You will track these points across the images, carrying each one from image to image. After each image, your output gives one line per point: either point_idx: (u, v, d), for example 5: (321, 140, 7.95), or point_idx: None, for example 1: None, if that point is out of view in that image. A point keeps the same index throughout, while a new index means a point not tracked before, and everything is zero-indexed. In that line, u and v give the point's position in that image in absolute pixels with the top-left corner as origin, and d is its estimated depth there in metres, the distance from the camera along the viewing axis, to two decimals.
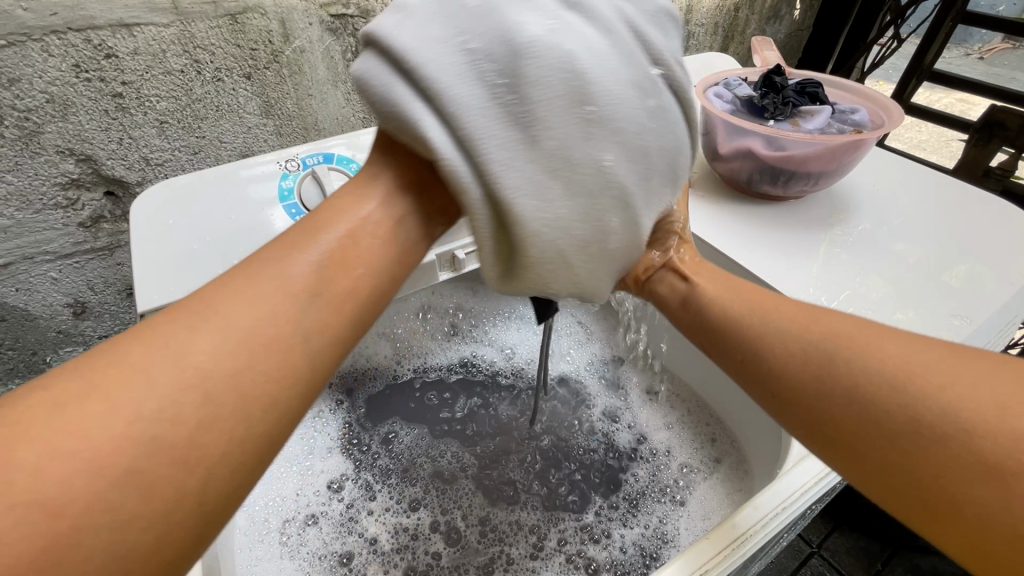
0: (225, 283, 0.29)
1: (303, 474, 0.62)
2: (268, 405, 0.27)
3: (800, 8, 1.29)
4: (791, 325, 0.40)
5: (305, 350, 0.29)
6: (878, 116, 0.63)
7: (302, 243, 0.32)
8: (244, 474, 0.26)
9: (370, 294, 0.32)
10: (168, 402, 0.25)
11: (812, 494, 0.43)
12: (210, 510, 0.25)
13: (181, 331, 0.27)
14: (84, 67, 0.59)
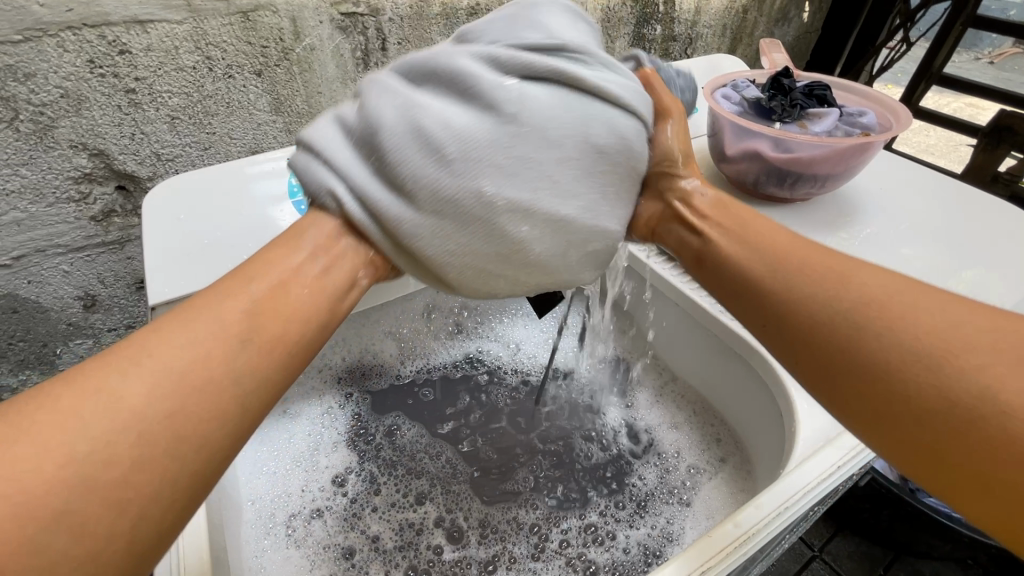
0: (160, 329, 0.30)
1: (309, 470, 0.62)
2: (200, 445, 0.29)
3: (808, 11, 1.29)
4: (815, 273, 0.36)
5: (237, 391, 0.30)
6: (887, 119, 0.63)
7: (238, 290, 0.33)
8: (177, 511, 0.28)
9: (303, 338, 0.34)
10: (103, 441, 0.26)
11: (816, 494, 0.43)
12: (143, 543, 0.27)
13: (116, 372, 0.28)
14: (98, 63, 0.60)
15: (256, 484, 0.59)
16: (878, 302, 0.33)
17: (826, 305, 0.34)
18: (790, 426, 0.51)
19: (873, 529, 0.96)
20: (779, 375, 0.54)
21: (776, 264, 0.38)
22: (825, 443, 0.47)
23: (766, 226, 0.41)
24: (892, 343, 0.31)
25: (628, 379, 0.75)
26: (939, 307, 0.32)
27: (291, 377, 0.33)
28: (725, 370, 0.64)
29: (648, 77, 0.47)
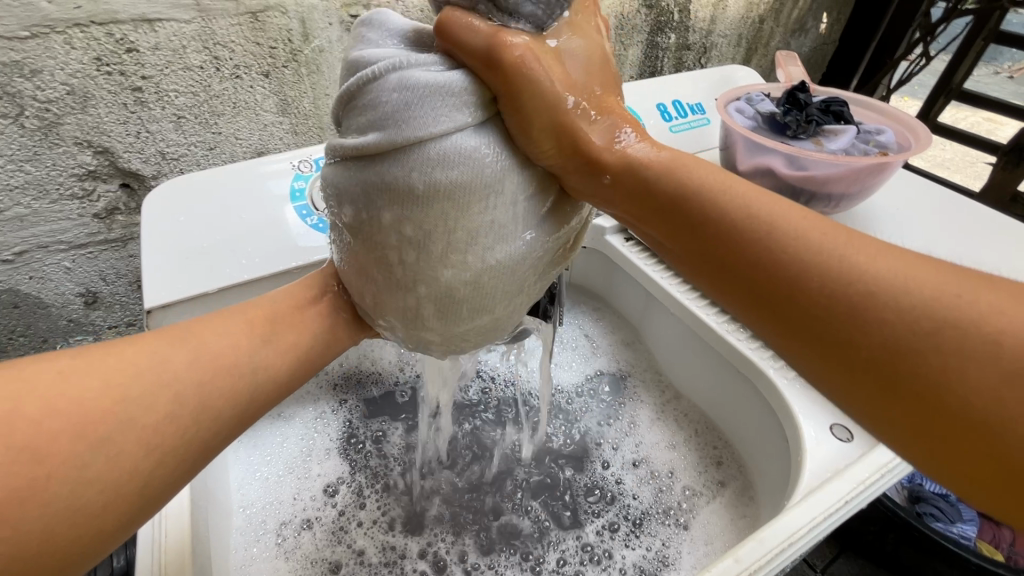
0: (207, 319, 0.37)
1: (300, 478, 0.61)
2: (214, 415, 0.34)
3: (826, 22, 1.27)
4: (821, 255, 0.29)
5: (252, 379, 0.36)
6: (905, 138, 0.61)
7: (262, 306, 0.40)
8: (185, 466, 0.32)
9: (309, 354, 0.40)
10: (149, 390, 0.31)
11: (820, 531, 0.42)
12: (154, 483, 0.31)
13: (163, 344, 0.34)
14: (105, 61, 0.60)
15: (246, 490, 0.59)
16: (896, 293, 0.27)
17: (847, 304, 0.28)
18: (796, 453, 0.49)
19: (877, 552, 0.93)
20: (786, 400, 0.53)
21: (772, 245, 0.30)
22: (831, 474, 0.45)
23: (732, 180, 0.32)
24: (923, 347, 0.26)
25: (630, 394, 0.73)
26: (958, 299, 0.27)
27: (291, 386, 0.39)
28: (725, 389, 0.63)
29: (444, 28, 0.31)
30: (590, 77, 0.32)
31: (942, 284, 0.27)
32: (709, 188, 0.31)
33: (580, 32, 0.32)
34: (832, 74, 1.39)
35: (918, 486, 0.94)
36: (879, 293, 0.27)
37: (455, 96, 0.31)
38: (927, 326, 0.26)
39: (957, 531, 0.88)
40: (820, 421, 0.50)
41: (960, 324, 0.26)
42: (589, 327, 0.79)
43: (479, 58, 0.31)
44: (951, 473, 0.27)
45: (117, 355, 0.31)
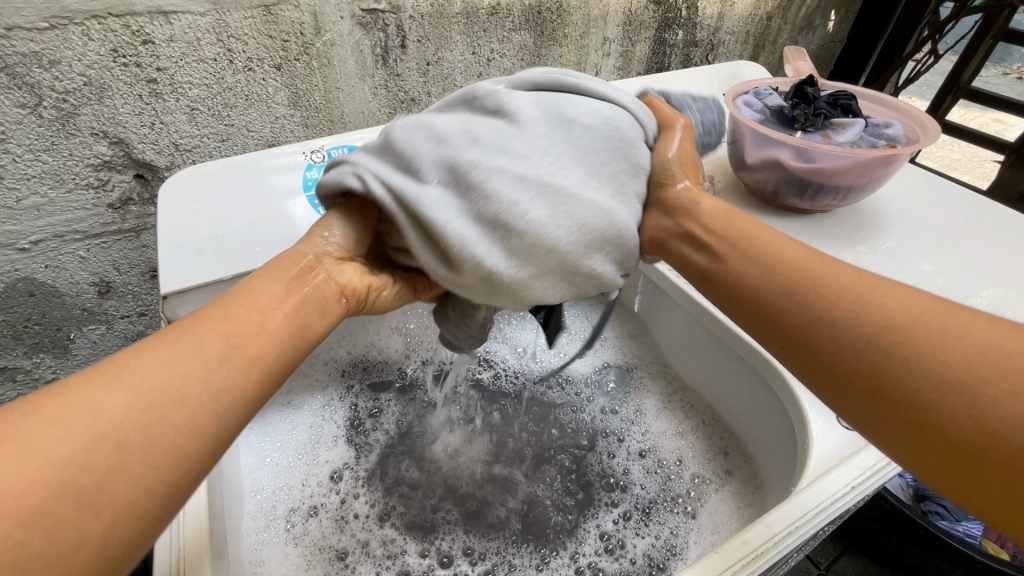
0: (142, 345, 0.31)
1: (308, 464, 0.62)
2: (176, 457, 0.28)
3: (833, 20, 1.27)
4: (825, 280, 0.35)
5: (217, 407, 0.30)
6: (913, 132, 0.61)
7: (215, 316, 0.34)
8: (150, 523, 0.27)
9: (281, 360, 0.35)
10: (82, 449, 0.26)
11: (825, 516, 0.42)
12: (115, 553, 0.26)
13: (94, 386, 0.28)
14: (122, 52, 0.61)
15: (257, 475, 0.59)
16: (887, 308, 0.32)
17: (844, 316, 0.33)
18: (803, 442, 0.49)
19: (880, 550, 0.94)
20: (790, 389, 0.53)
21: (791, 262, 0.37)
22: (837, 461, 0.45)
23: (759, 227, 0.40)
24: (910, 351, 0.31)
25: (635, 385, 0.74)
26: (950, 316, 0.31)
27: (268, 398, 0.34)
28: (730, 379, 0.63)
29: (651, 100, 0.50)
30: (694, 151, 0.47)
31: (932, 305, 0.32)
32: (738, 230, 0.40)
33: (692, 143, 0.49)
34: (840, 72, 1.39)
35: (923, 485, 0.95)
36: (875, 307, 0.33)
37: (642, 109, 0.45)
38: (911, 333, 0.31)
39: (962, 528, 0.88)
40: (826, 411, 0.50)
41: (944, 334, 0.30)
42: (595, 319, 0.80)
43: (661, 120, 0.48)
44: (936, 470, 0.30)
45: (36, 413, 0.26)
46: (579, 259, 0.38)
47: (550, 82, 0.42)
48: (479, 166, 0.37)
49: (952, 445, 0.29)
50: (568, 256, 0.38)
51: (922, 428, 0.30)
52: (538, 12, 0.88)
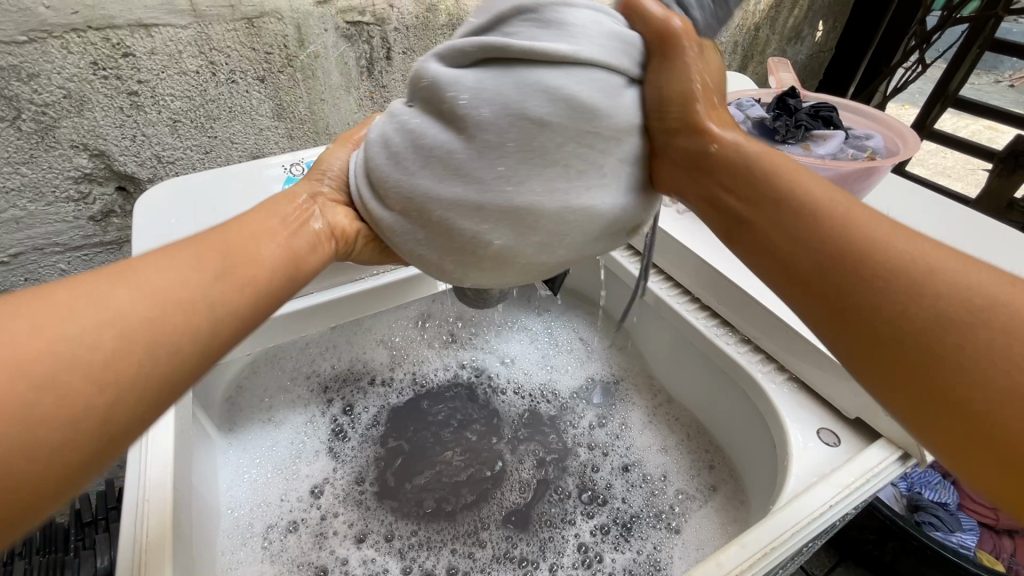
0: (146, 254, 0.33)
1: (288, 480, 0.61)
2: (174, 350, 0.30)
3: (822, 30, 1.28)
4: (900, 256, 0.29)
5: (213, 312, 0.32)
6: (894, 144, 0.61)
7: (213, 239, 0.36)
8: (150, 404, 0.29)
9: (271, 283, 0.37)
10: (89, 330, 0.27)
11: (804, 535, 0.41)
12: (115, 424, 0.27)
13: (102, 282, 0.29)
14: (102, 65, 0.60)
15: (234, 492, 0.58)
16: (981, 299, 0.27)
17: (929, 304, 0.28)
18: (783, 460, 0.49)
19: (875, 560, 0.93)
20: (773, 404, 0.53)
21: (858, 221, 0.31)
22: (817, 479, 0.45)
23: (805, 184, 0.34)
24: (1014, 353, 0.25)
25: (620, 398, 0.73)
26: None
27: (258, 320, 0.36)
28: (712, 390, 0.63)
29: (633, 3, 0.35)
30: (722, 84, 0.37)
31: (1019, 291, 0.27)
32: (787, 179, 0.33)
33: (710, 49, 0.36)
34: (829, 82, 1.39)
35: (917, 494, 0.94)
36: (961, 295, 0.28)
37: (627, 47, 0.33)
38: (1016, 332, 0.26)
39: (956, 540, 0.88)
40: (807, 426, 0.50)
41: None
42: (582, 330, 0.79)
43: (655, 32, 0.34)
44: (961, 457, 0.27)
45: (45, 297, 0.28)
46: (573, 256, 0.37)
47: (501, 45, 0.32)
48: (433, 201, 0.35)
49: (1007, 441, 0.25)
50: (552, 265, 0.38)
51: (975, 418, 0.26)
52: None
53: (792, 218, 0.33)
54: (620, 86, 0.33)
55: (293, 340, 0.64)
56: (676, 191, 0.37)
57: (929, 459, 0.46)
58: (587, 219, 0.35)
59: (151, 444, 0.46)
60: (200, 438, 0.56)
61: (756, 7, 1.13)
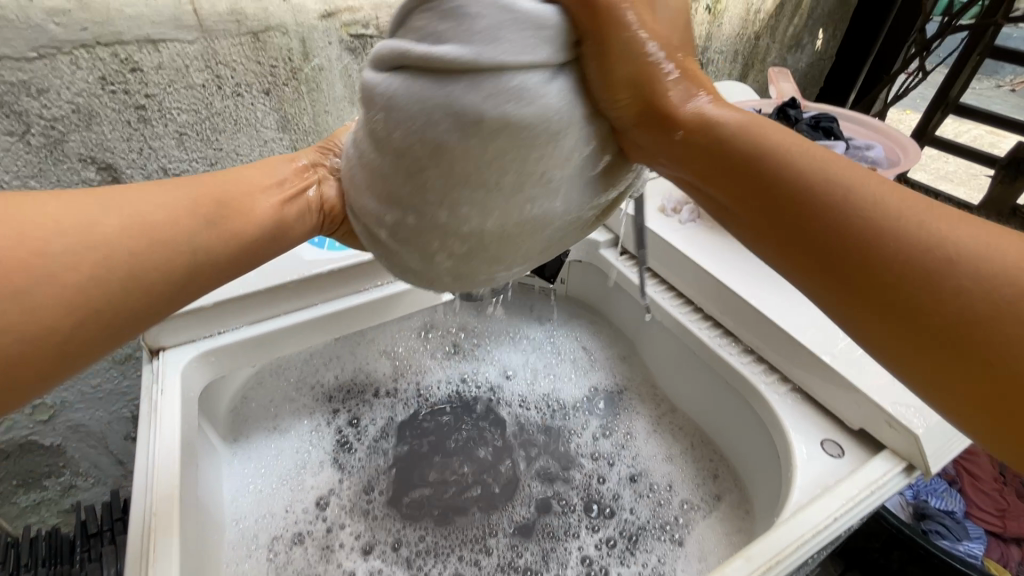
0: (147, 186, 0.36)
1: (293, 490, 0.62)
2: (144, 281, 0.33)
3: (822, 38, 1.28)
4: (921, 221, 0.25)
5: (190, 254, 0.35)
6: (894, 154, 0.62)
7: (214, 183, 0.39)
8: (110, 325, 0.32)
9: (254, 240, 0.39)
10: (74, 247, 0.30)
11: (810, 549, 0.41)
12: (74, 337, 0.30)
13: (97, 202, 0.32)
14: (110, 80, 0.61)
15: (238, 504, 0.59)
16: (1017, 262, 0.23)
17: (962, 275, 0.24)
18: (787, 471, 0.49)
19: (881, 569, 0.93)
20: (777, 415, 0.53)
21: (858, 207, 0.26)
22: (821, 491, 0.45)
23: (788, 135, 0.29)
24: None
25: (624, 407, 0.73)
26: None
27: (229, 272, 0.38)
28: (715, 399, 0.63)
29: None
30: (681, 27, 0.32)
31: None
32: (773, 159, 0.28)
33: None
34: (829, 88, 1.40)
35: (923, 503, 0.93)
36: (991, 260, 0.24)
37: (544, 32, 0.29)
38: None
39: (963, 548, 0.87)
40: (811, 437, 0.50)
41: None
42: (585, 339, 0.79)
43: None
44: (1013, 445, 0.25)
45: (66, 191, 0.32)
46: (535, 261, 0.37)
47: (411, 63, 0.31)
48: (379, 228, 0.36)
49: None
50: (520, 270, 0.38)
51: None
52: None
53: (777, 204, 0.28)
54: (538, 86, 0.29)
55: (298, 352, 0.64)
56: (649, 159, 0.33)
57: (933, 470, 0.46)
58: (530, 230, 0.34)
59: (159, 457, 0.46)
60: (206, 451, 0.56)
61: (756, 17, 1.14)
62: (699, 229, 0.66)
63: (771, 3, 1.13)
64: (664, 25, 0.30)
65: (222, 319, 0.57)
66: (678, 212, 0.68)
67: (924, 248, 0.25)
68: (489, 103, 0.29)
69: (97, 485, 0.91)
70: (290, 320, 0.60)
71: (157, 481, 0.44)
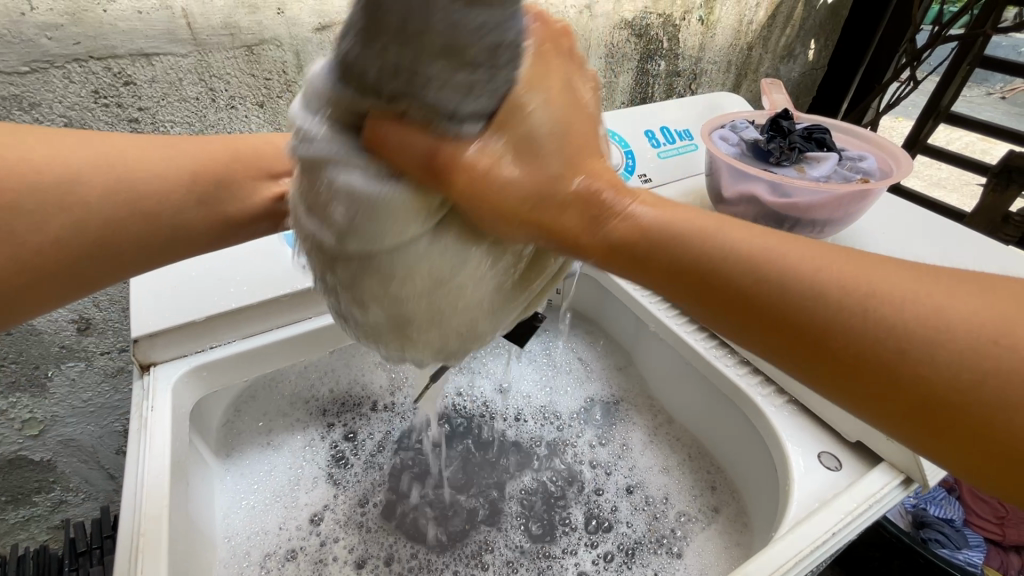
0: (164, 146, 0.44)
1: (286, 507, 0.61)
2: (139, 227, 0.41)
3: (814, 48, 1.30)
4: (850, 314, 0.28)
5: (178, 215, 0.43)
6: (887, 164, 0.62)
7: (218, 157, 0.47)
8: (103, 258, 0.40)
9: (241, 215, 0.47)
10: (91, 187, 0.39)
11: (808, 563, 0.41)
12: (73, 260, 0.39)
13: (122, 153, 0.41)
14: (103, 94, 0.61)
15: (231, 520, 0.58)
16: (952, 321, 0.26)
17: (901, 351, 0.27)
18: (784, 483, 0.49)
19: None
20: (775, 427, 0.52)
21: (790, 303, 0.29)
22: (819, 505, 0.44)
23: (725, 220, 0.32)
24: (1016, 373, 0.25)
25: (621, 418, 0.73)
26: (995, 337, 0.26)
27: (209, 238, 0.46)
28: (710, 409, 0.63)
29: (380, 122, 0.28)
30: (563, 127, 0.29)
31: (966, 288, 0.28)
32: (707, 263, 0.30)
33: (534, 91, 0.28)
34: (822, 98, 1.41)
35: (922, 511, 0.93)
36: (933, 325, 0.27)
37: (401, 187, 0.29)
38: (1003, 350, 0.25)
39: (963, 557, 0.87)
40: (809, 449, 0.50)
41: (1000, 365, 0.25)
42: (581, 350, 0.80)
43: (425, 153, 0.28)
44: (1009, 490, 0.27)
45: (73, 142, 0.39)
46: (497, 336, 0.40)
47: (305, 241, 0.33)
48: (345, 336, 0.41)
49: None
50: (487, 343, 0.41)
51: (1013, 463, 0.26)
52: None
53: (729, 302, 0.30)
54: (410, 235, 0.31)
55: (290, 368, 0.63)
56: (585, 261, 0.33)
57: (932, 483, 0.46)
58: (472, 330, 0.36)
59: (147, 473, 0.45)
60: (197, 467, 0.55)
61: (749, 27, 1.14)
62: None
63: (763, 14, 1.14)
64: (544, 146, 0.28)
65: (214, 333, 0.56)
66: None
67: (858, 338, 0.28)
68: (380, 279, 0.32)
69: (89, 500, 0.89)
70: (276, 336, 0.59)
71: (147, 501, 0.44)
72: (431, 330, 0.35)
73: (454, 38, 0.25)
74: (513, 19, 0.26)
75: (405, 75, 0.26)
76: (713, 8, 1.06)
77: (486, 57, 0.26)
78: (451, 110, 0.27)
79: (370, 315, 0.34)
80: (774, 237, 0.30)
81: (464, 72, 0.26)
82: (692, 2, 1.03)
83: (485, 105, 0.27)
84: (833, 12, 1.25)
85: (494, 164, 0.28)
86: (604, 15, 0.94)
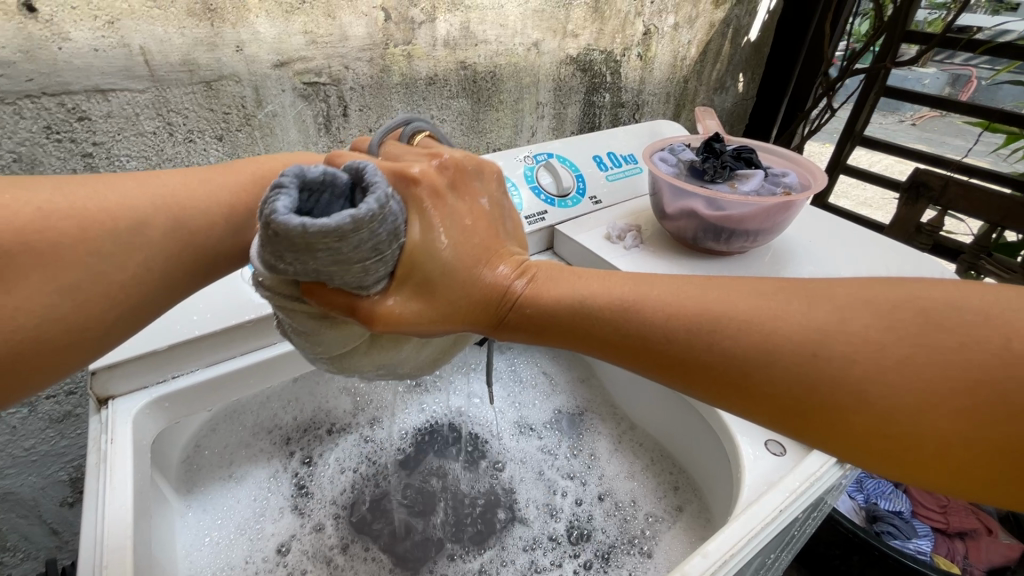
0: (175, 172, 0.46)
1: (253, 539, 0.59)
2: (157, 255, 0.41)
3: (743, 81, 1.41)
4: (726, 351, 0.35)
5: (199, 237, 0.43)
6: (806, 178, 0.69)
7: (245, 172, 0.49)
8: (123, 292, 0.38)
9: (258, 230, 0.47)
10: (113, 211, 0.39)
11: (760, 541, 0.44)
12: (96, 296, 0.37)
13: (134, 180, 0.42)
14: (55, 129, 0.60)
15: (194, 556, 0.55)
16: (788, 338, 0.33)
17: (752, 361, 0.34)
18: (735, 469, 0.52)
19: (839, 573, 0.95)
20: (724, 420, 0.56)
21: (689, 342, 0.36)
22: (767, 487, 0.48)
23: (597, 278, 0.40)
24: (864, 380, 0.31)
25: (586, 428, 0.76)
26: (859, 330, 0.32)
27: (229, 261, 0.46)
28: (660, 403, 0.68)
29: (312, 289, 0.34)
30: (469, 250, 0.36)
31: (804, 301, 0.35)
32: (606, 321, 0.38)
33: (424, 216, 0.35)
34: (755, 125, 1.53)
35: (873, 505, 0.99)
36: (770, 342, 0.34)
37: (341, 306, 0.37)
38: (828, 352, 0.32)
39: (914, 546, 0.92)
40: (755, 437, 0.53)
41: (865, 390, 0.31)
42: (546, 364, 0.81)
43: (343, 304, 0.34)
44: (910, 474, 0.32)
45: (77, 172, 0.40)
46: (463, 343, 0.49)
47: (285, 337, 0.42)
48: None
49: (938, 458, 0.31)
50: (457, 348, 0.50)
51: (904, 446, 0.31)
52: (474, 80, 0.94)
53: (645, 353, 0.38)
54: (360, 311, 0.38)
55: (252, 395, 0.64)
56: (512, 338, 0.40)
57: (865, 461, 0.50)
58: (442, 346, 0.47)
59: (108, 506, 0.44)
60: (157, 502, 0.52)
61: (683, 62, 1.25)
62: (641, 253, 0.71)
63: (695, 50, 1.25)
64: (441, 280, 0.35)
65: (177, 361, 0.55)
66: (622, 239, 0.72)
67: (752, 369, 0.34)
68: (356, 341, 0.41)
69: (28, 560, 0.84)
70: (240, 363, 0.59)
71: (108, 531, 0.42)
72: (410, 358, 0.45)
73: (341, 254, 0.29)
74: (384, 220, 0.30)
75: (314, 275, 0.31)
76: (649, 45, 1.15)
77: (372, 252, 0.30)
78: (358, 282, 0.33)
79: (362, 365, 0.44)
80: (639, 289, 0.38)
81: (357, 265, 0.30)
82: (630, 40, 1.11)
83: (385, 270, 0.33)
84: (756, 49, 1.38)
85: (404, 303, 0.35)
86: (550, 52, 1.01)
